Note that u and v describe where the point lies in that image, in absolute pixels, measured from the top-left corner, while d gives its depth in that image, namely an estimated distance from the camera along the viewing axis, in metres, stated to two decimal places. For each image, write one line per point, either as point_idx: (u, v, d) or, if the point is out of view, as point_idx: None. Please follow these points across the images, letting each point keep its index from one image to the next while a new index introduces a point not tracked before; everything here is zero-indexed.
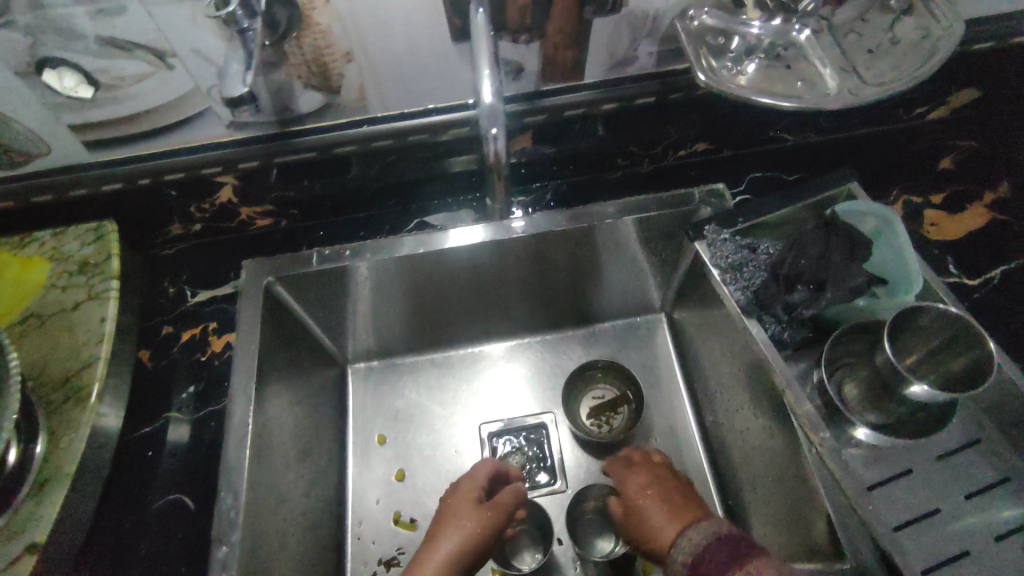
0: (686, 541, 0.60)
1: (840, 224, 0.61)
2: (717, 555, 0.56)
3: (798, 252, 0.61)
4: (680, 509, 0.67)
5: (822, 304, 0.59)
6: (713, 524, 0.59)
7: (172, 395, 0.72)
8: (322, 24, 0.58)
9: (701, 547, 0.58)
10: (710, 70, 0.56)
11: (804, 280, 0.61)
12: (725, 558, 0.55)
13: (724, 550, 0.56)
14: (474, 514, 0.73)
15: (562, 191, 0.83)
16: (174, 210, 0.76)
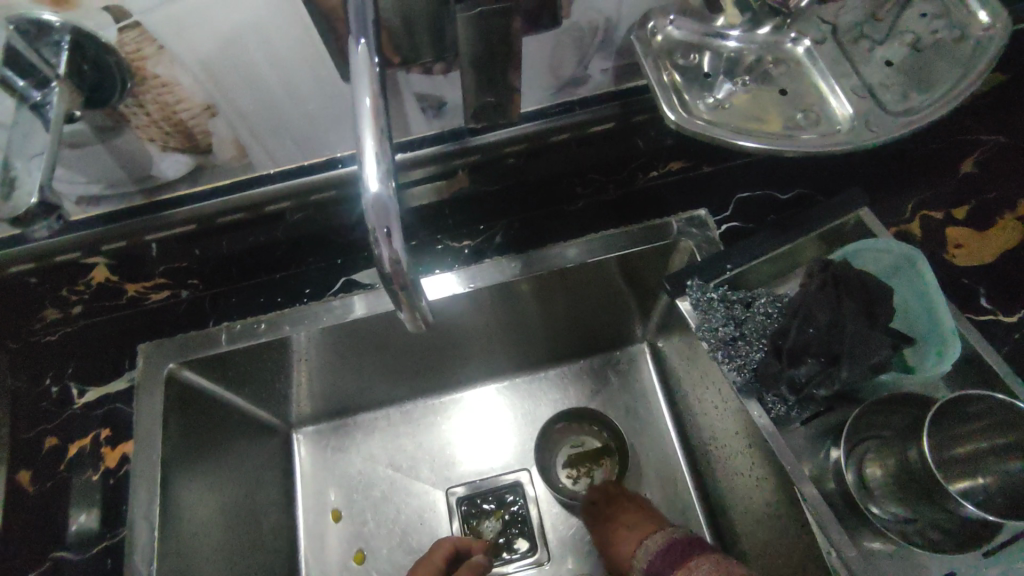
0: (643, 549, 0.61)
1: (849, 279, 0.50)
2: (666, 560, 0.57)
3: (803, 318, 0.49)
4: (643, 522, 0.68)
5: (837, 383, 0.48)
6: (666, 532, 0.61)
7: (60, 528, 0.60)
8: (162, 75, 0.43)
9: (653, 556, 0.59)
10: (679, 103, 0.42)
11: (813, 352, 0.49)
12: (671, 562, 0.56)
13: (671, 553, 0.57)
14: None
15: (515, 229, 0.69)
16: (43, 296, 0.62)
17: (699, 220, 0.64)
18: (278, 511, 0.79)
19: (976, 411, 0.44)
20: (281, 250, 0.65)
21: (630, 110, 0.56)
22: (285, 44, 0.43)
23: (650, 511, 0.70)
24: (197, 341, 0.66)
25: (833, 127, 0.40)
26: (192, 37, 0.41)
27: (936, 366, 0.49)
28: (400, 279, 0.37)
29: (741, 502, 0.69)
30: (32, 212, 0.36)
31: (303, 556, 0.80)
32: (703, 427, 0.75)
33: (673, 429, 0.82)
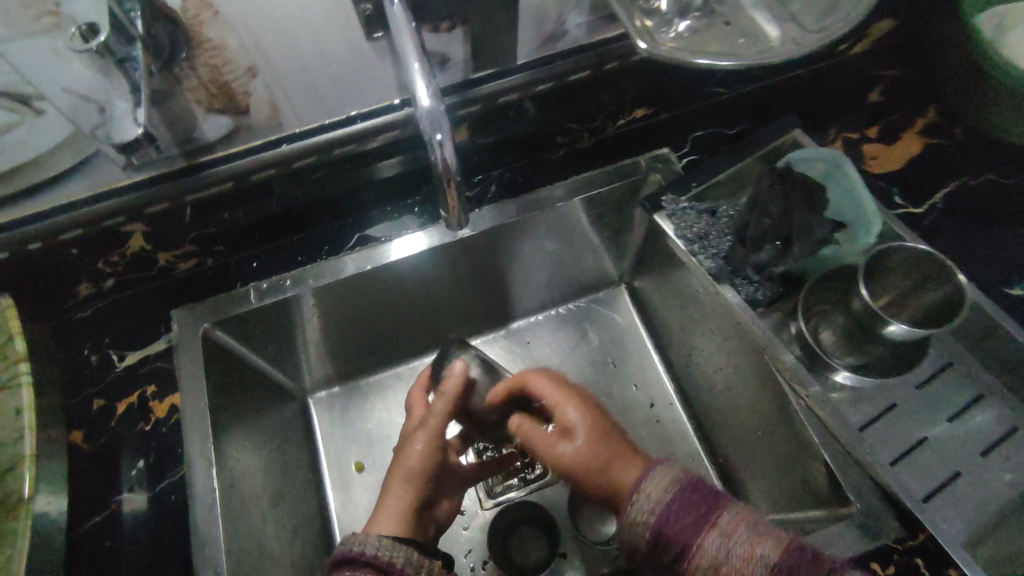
0: (652, 488, 0.49)
1: (794, 176, 0.61)
2: (689, 513, 0.47)
3: (760, 211, 0.61)
4: (620, 454, 0.57)
5: (790, 259, 0.60)
6: (666, 467, 0.50)
7: (119, 475, 0.65)
8: (215, 39, 0.52)
9: (667, 504, 0.47)
10: (646, 32, 0.53)
11: (770, 238, 0.60)
12: (697, 517, 0.47)
13: (689, 504, 0.47)
14: (420, 441, 0.64)
15: (507, 179, 0.78)
16: (81, 269, 0.67)
17: (663, 157, 0.76)
18: (306, 463, 0.84)
19: (897, 262, 0.56)
20: (301, 209, 0.72)
21: (602, 60, 0.65)
22: None
23: (617, 430, 0.60)
24: (227, 301, 0.71)
25: (768, 45, 0.51)
26: None
27: (866, 241, 0.61)
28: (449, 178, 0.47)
29: (720, 401, 0.78)
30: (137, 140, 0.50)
31: (332, 505, 0.83)
32: (681, 345, 0.84)
33: (655, 354, 0.91)
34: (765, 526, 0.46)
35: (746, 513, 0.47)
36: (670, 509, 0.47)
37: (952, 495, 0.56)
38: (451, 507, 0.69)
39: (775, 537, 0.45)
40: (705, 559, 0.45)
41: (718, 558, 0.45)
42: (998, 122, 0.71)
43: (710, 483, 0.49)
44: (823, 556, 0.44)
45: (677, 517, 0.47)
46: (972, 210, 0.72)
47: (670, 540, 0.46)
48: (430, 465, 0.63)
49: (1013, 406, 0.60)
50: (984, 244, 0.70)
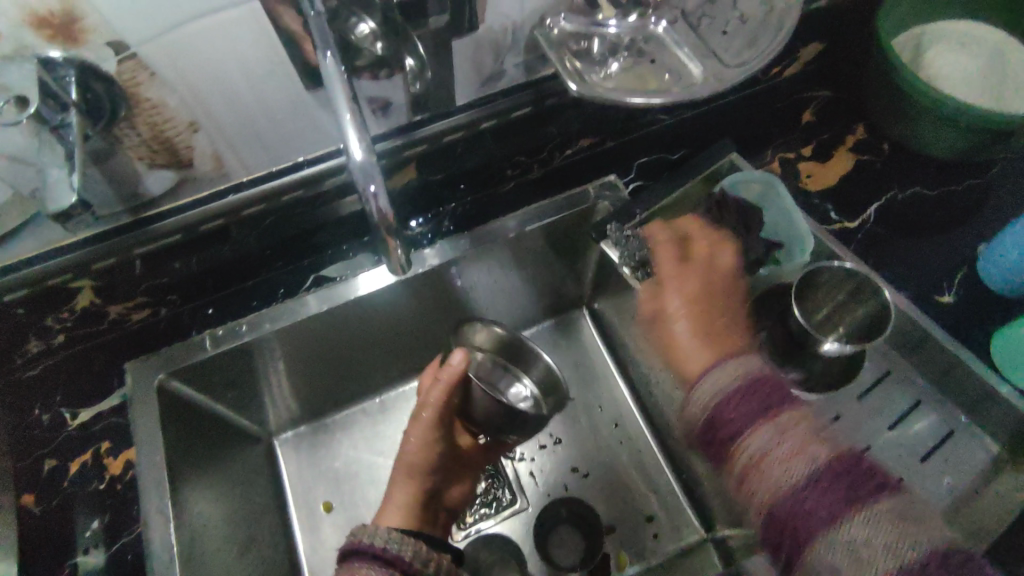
0: (722, 377, 0.52)
1: (728, 203, 0.68)
2: (753, 402, 0.49)
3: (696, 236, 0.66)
4: (710, 327, 0.59)
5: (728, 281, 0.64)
6: (742, 363, 0.53)
7: (74, 537, 0.63)
8: (153, 98, 0.51)
9: (733, 393, 0.50)
10: (577, 74, 0.55)
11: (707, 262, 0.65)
12: (760, 405, 0.49)
13: (752, 397, 0.50)
14: (415, 434, 0.67)
15: (460, 214, 0.80)
16: (28, 327, 0.65)
17: (610, 183, 0.78)
18: (274, 509, 0.82)
19: (826, 281, 0.61)
20: (256, 255, 0.72)
21: (542, 96, 0.68)
22: (257, 61, 0.52)
23: (729, 304, 0.62)
24: (182, 351, 0.70)
25: (692, 81, 0.54)
26: (181, 63, 0.50)
27: (801, 259, 0.65)
28: (386, 224, 0.49)
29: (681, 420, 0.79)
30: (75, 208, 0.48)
31: (301, 550, 0.82)
32: (642, 366, 0.85)
33: (618, 375, 0.91)
34: (821, 432, 0.48)
35: (807, 416, 0.49)
36: (732, 396, 0.50)
37: None
38: (463, 488, 0.73)
39: (826, 443, 0.47)
40: (755, 443, 0.48)
41: (764, 447, 0.47)
42: (919, 137, 0.76)
43: (782, 382, 0.52)
44: (870, 469, 0.46)
45: (739, 406, 0.50)
46: (901, 222, 0.76)
47: (725, 423, 0.50)
48: (430, 459, 0.67)
49: (947, 410, 0.63)
50: (914, 255, 0.73)
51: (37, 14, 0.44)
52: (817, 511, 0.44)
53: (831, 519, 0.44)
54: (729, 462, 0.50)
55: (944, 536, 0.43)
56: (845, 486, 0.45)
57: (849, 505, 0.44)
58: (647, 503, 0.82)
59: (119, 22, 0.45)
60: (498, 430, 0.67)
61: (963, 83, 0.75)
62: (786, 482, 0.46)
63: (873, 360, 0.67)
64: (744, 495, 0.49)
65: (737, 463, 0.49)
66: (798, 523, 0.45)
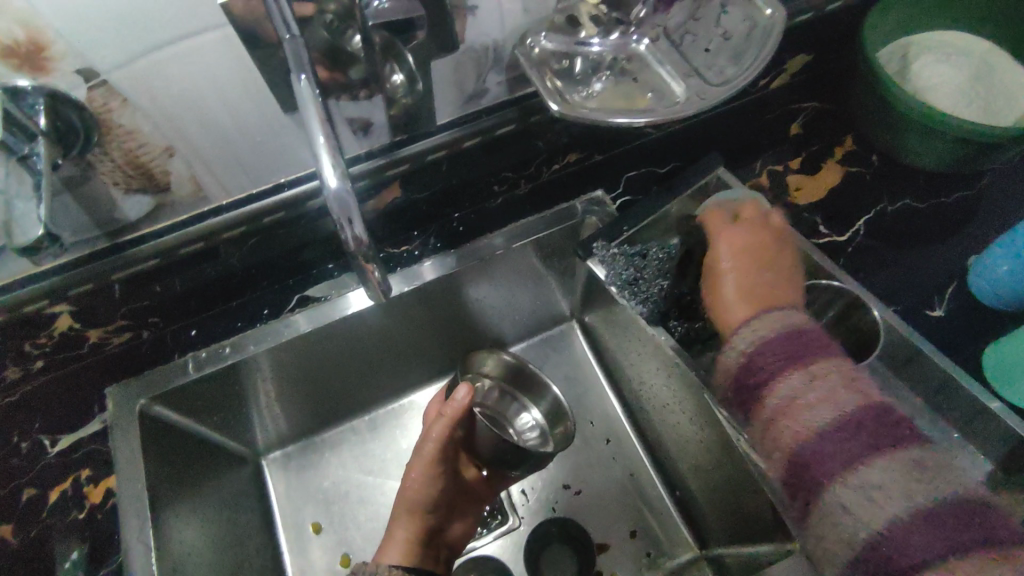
0: (754, 329, 0.55)
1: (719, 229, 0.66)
2: (786, 350, 0.52)
3: None
4: (755, 279, 0.61)
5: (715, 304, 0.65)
6: (784, 315, 0.55)
7: (53, 568, 0.62)
8: (125, 124, 0.50)
9: (768, 341, 0.53)
10: (558, 94, 0.55)
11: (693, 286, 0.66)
12: (791, 357, 0.51)
13: (786, 345, 0.52)
14: (416, 473, 0.66)
15: (447, 230, 0.79)
16: (4, 354, 0.64)
17: (598, 200, 0.77)
18: (261, 531, 0.81)
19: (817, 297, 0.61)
20: (238, 276, 0.70)
21: (526, 113, 0.67)
22: (232, 85, 0.51)
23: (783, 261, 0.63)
24: (164, 374, 0.69)
25: (674, 99, 0.54)
26: (155, 89, 0.49)
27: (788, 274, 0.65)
28: (363, 251, 0.48)
29: (673, 436, 0.78)
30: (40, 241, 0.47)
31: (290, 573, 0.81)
32: (632, 381, 0.84)
33: (610, 389, 0.90)
34: (852, 381, 0.49)
35: (843, 367, 0.51)
36: (768, 348, 0.53)
37: None
38: (464, 526, 0.72)
39: (858, 392, 0.48)
40: (783, 390, 0.50)
41: (790, 392, 0.49)
42: (909, 150, 0.75)
43: (822, 338, 0.53)
44: (899, 419, 0.47)
45: (775, 354, 0.52)
46: (892, 235, 0.75)
47: (756, 371, 0.52)
48: (431, 497, 0.66)
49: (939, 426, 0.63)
50: (905, 267, 0.73)
51: (1, 43, 0.42)
52: (836, 455, 0.45)
53: (847, 458, 0.45)
54: (757, 408, 0.51)
55: (961, 487, 0.43)
56: (866, 428, 0.46)
57: (868, 447, 0.45)
58: (640, 521, 0.81)
59: (89, 50, 0.45)
60: (501, 463, 0.69)
61: (952, 93, 0.75)
62: (812, 427, 0.47)
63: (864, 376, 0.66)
64: (768, 440, 0.50)
65: (763, 409, 0.51)
66: (815, 464, 0.46)
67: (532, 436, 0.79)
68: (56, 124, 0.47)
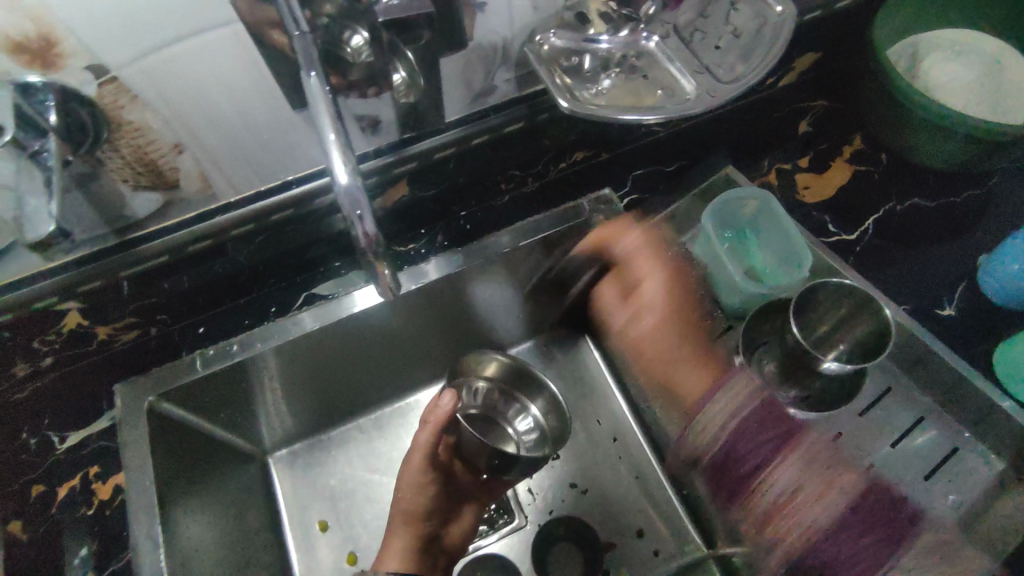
0: (727, 396, 0.63)
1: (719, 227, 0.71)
2: (768, 429, 0.61)
3: None
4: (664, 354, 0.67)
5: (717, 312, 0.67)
6: (733, 397, 0.63)
7: (62, 565, 0.62)
8: (135, 121, 0.50)
9: (738, 424, 0.62)
10: (568, 92, 0.54)
11: None
12: (770, 440, 0.61)
13: (767, 427, 0.61)
14: (410, 478, 0.66)
15: (454, 229, 0.79)
16: (14, 350, 0.64)
17: (606, 198, 0.77)
18: (268, 529, 0.81)
19: (825, 297, 0.60)
20: (245, 273, 0.70)
21: (536, 111, 0.65)
22: (240, 80, 0.52)
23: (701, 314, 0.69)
24: (171, 372, 0.69)
25: (685, 97, 0.53)
26: (162, 84, 0.50)
27: (799, 274, 0.65)
28: (374, 248, 0.47)
29: None
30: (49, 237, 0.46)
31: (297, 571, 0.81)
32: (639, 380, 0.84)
33: (617, 389, 0.90)
34: (812, 455, 0.61)
35: (816, 440, 0.62)
36: (744, 433, 0.63)
37: (899, 523, 0.58)
38: (464, 526, 0.70)
39: (817, 471, 0.60)
40: (783, 472, 0.61)
41: (782, 481, 0.61)
42: (918, 149, 0.75)
43: (784, 412, 0.62)
44: (902, 501, 0.59)
45: (753, 444, 0.62)
46: (901, 234, 0.75)
47: (739, 460, 0.63)
48: (426, 500, 0.66)
49: (950, 426, 0.62)
50: (914, 267, 0.72)
51: (12, 39, 0.44)
52: (851, 554, 0.57)
53: (861, 561, 0.57)
54: (746, 503, 0.63)
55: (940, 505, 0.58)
56: (883, 518, 0.58)
57: (891, 545, 0.57)
58: (647, 521, 0.81)
59: (98, 47, 0.46)
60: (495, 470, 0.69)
61: (963, 92, 0.74)
62: (801, 517, 0.59)
63: (874, 376, 0.66)
64: (767, 537, 0.61)
65: (760, 503, 0.62)
66: (834, 544, 0.57)
67: (530, 438, 0.80)
68: (66, 121, 0.47)
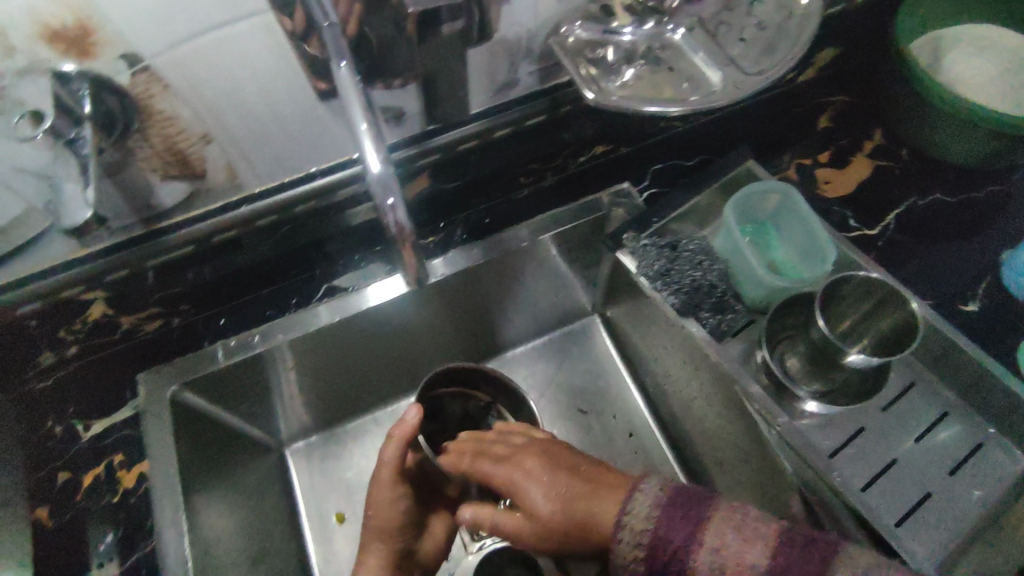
0: (642, 496, 0.46)
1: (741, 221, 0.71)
2: (681, 513, 0.44)
3: (709, 263, 0.68)
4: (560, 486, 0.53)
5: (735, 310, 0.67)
6: (643, 484, 0.47)
7: (87, 551, 0.63)
8: (166, 110, 0.51)
9: (662, 511, 0.44)
10: (594, 84, 0.55)
11: (721, 287, 0.67)
12: (685, 520, 0.43)
13: (677, 508, 0.44)
14: (381, 496, 0.62)
15: (473, 222, 0.79)
16: (40, 338, 0.65)
17: (625, 192, 0.77)
18: (285, 521, 0.81)
19: (851, 290, 0.59)
20: (268, 265, 0.71)
21: (557, 104, 0.68)
22: (270, 74, 0.52)
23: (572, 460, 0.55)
24: (194, 361, 0.70)
25: (710, 88, 0.53)
26: (194, 74, 0.49)
27: (822, 269, 0.65)
28: (403, 234, 0.49)
29: (699, 430, 0.78)
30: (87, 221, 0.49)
31: (313, 561, 0.81)
32: (655, 376, 0.83)
33: (632, 384, 0.90)
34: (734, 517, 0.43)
35: (724, 512, 0.43)
36: (660, 527, 0.44)
37: (924, 518, 0.57)
38: (437, 537, 0.67)
39: (744, 539, 0.42)
40: (705, 556, 0.41)
41: (727, 542, 0.41)
42: (937, 143, 0.75)
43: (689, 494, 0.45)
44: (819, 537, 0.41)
45: (665, 525, 0.44)
46: (923, 229, 0.74)
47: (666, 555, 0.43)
48: (399, 514, 0.62)
49: (973, 422, 0.62)
50: (935, 262, 0.72)
51: (49, 27, 0.43)
52: None
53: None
54: None
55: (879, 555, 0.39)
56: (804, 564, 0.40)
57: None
58: None
59: (135, 37, 0.45)
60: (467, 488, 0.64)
61: (985, 86, 0.74)
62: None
63: (897, 371, 0.66)
64: None
65: None
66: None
67: None
68: (101, 110, 0.48)
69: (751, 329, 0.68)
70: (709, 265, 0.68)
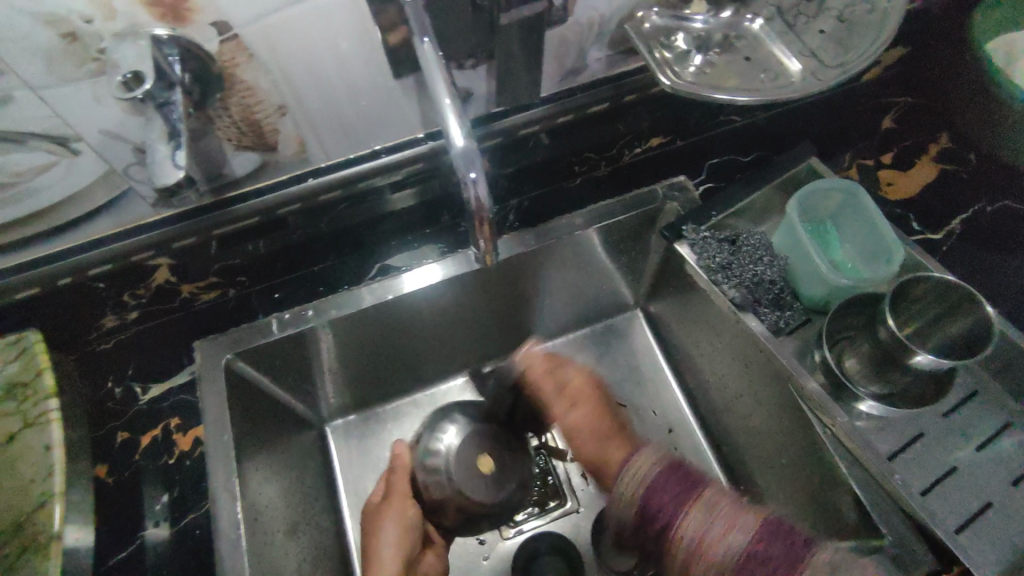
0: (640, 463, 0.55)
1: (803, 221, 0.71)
2: (672, 489, 0.52)
3: (770, 260, 0.68)
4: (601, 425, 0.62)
5: (790, 312, 0.67)
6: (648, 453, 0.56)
7: (144, 509, 0.64)
8: (247, 81, 0.52)
9: (654, 480, 0.53)
10: (672, 72, 0.54)
11: (779, 288, 0.67)
12: (681, 491, 0.52)
13: (674, 482, 0.53)
14: (392, 516, 0.63)
15: (526, 209, 0.79)
16: (106, 302, 0.67)
17: (680, 185, 0.77)
18: (326, 495, 0.80)
19: (920, 291, 0.59)
20: (323, 241, 0.72)
21: (622, 92, 0.68)
22: (352, 50, 0.53)
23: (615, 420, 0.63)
24: (249, 332, 0.71)
25: (787, 79, 0.53)
26: (278, 47, 0.50)
27: (889, 268, 0.64)
28: (480, 206, 0.49)
29: (743, 430, 0.77)
30: (180, 185, 0.48)
31: (352, 541, 0.80)
32: (700, 373, 0.82)
33: (674, 380, 0.89)
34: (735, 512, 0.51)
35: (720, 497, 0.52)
36: (653, 488, 0.53)
37: (985, 528, 0.56)
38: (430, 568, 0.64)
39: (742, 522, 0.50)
40: (686, 532, 0.50)
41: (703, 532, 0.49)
42: (1010, 145, 0.73)
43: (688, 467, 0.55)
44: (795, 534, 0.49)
45: (661, 489, 0.52)
46: (986, 237, 0.74)
47: (656, 511, 0.52)
48: (408, 531, 0.62)
49: None
50: (997, 270, 0.71)
51: None
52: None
53: None
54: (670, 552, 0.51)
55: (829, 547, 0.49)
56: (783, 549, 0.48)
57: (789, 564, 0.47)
58: None
59: (226, 3, 0.46)
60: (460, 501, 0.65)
61: None
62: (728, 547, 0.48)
63: (959, 378, 0.65)
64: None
65: (680, 549, 0.50)
66: None
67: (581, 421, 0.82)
68: (188, 76, 0.49)
69: (805, 330, 0.68)
70: (770, 261, 0.68)
